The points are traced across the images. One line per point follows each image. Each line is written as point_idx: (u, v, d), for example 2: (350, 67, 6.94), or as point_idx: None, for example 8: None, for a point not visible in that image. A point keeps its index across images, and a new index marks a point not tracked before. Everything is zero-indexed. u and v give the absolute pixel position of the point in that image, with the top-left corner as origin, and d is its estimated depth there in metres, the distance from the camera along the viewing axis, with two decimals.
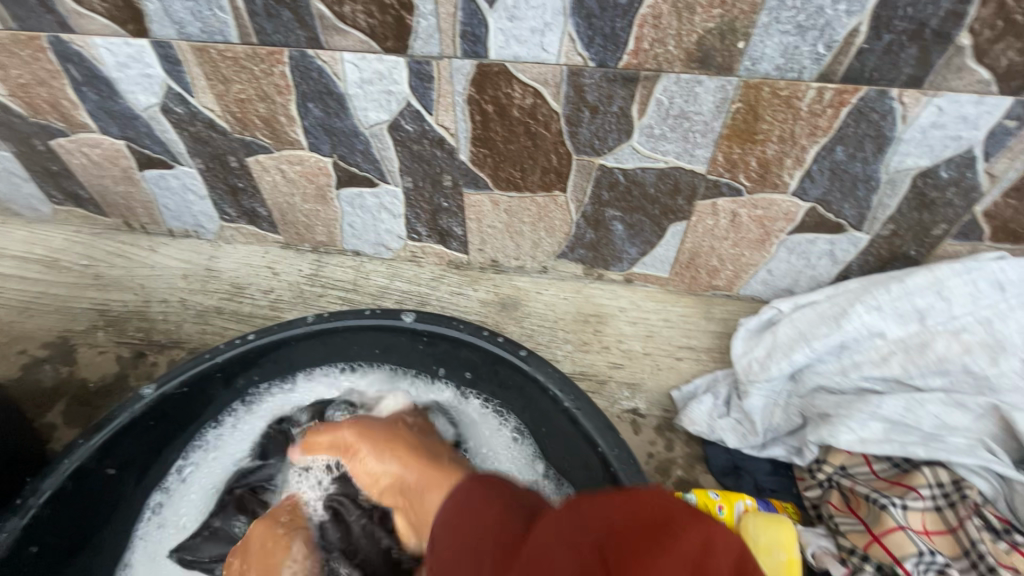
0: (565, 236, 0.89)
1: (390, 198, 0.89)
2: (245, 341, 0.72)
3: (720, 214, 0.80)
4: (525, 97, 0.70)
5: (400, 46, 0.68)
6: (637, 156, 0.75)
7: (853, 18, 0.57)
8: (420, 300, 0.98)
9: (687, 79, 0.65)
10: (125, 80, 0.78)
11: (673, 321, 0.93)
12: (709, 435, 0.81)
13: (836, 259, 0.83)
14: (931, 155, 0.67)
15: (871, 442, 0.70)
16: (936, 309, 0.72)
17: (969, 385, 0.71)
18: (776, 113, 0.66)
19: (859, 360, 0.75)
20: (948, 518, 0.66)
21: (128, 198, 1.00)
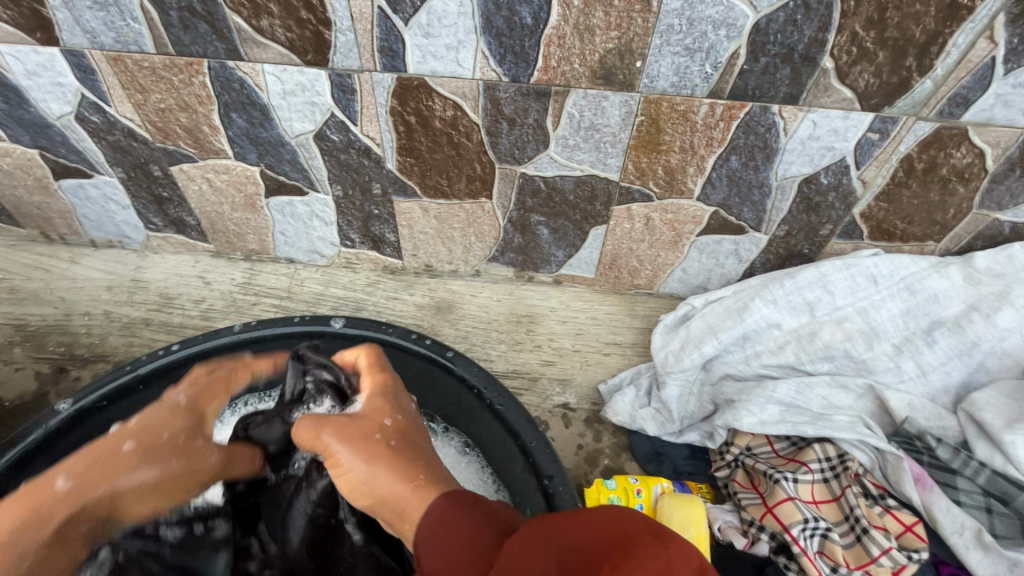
0: (494, 240, 0.93)
1: (321, 206, 0.90)
2: (170, 352, 0.73)
3: (635, 218, 0.86)
4: (446, 109, 0.74)
5: (320, 59, 0.69)
6: (555, 165, 0.79)
7: (734, 42, 0.63)
8: (356, 306, 0.98)
9: (593, 94, 0.70)
10: (35, 88, 0.77)
11: (600, 319, 0.99)
12: (631, 425, 0.86)
13: (741, 257, 0.91)
14: (812, 164, 0.75)
15: (769, 423, 0.77)
16: (823, 301, 0.81)
17: (851, 368, 0.79)
18: (676, 125, 0.72)
19: (759, 349, 0.83)
20: (833, 488, 0.73)
21: (45, 208, 0.97)
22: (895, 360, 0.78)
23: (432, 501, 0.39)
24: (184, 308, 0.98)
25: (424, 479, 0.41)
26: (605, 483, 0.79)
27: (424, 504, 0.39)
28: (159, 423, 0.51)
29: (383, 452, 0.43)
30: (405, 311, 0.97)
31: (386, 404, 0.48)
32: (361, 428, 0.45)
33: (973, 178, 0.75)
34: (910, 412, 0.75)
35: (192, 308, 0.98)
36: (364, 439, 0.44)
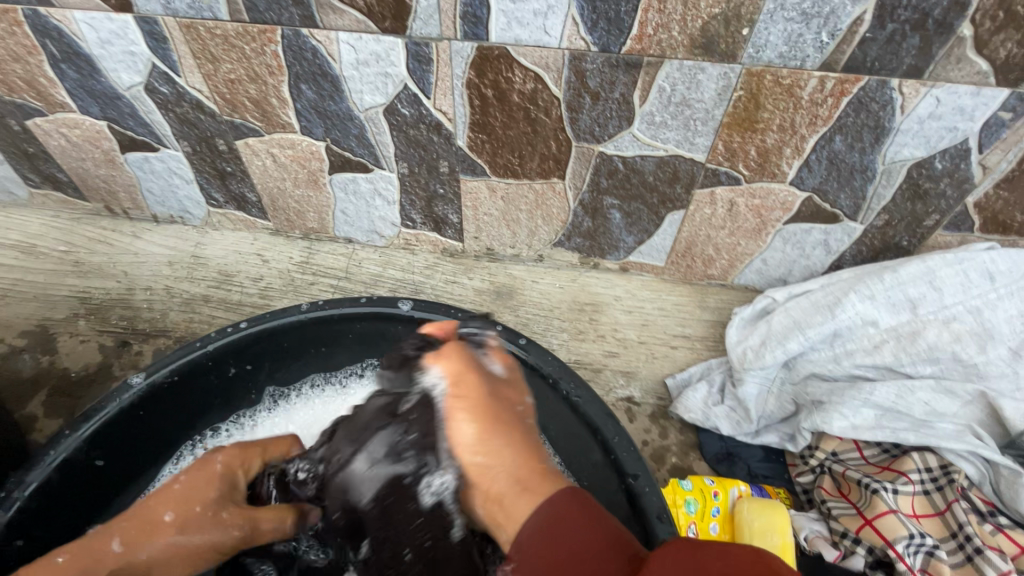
0: (562, 224, 0.89)
1: (384, 184, 0.87)
2: (237, 329, 0.70)
3: (718, 203, 0.80)
4: (526, 82, 0.69)
5: (398, 27, 0.66)
6: (637, 144, 0.74)
7: (858, 7, 0.57)
8: (414, 288, 0.96)
9: (690, 66, 0.64)
10: (107, 58, 0.75)
11: (668, 310, 0.94)
12: (704, 423, 0.81)
13: (830, 249, 0.84)
14: (928, 146, 0.68)
15: (864, 428, 0.71)
16: (928, 299, 0.74)
17: (958, 373, 0.72)
18: (778, 102, 0.66)
19: (851, 348, 0.76)
20: (936, 501, 0.68)
21: (110, 181, 0.97)
22: (1011, 366, 0.71)
23: (539, 498, 0.39)
24: (242, 286, 0.97)
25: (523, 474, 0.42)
26: (679, 483, 0.75)
27: (531, 505, 0.39)
28: (202, 488, 0.51)
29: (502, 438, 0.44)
30: (465, 296, 0.94)
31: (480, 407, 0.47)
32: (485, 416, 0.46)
33: None
34: None
35: (250, 286, 0.97)
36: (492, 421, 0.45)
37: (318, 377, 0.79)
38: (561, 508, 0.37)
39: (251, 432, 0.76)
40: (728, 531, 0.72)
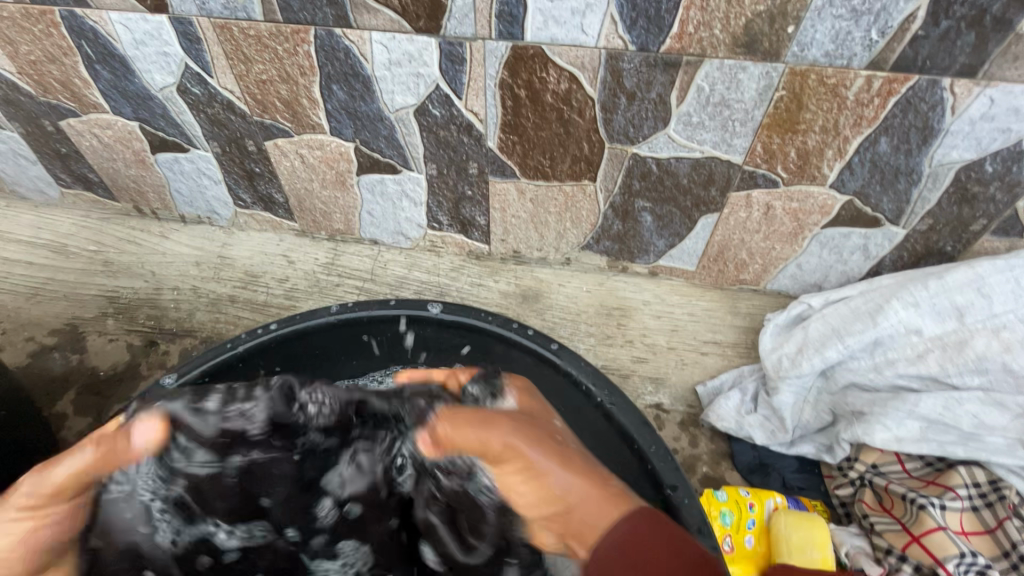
0: (591, 226, 0.87)
1: (412, 185, 0.87)
2: (267, 331, 0.70)
3: (754, 206, 0.78)
4: (560, 82, 0.68)
5: (432, 26, 0.65)
6: (672, 145, 0.72)
7: (911, 3, 0.55)
8: (439, 291, 0.95)
9: (731, 65, 0.62)
10: (141, 58, 0.76)
11: (698, 315, 0.91)
12: (737, 432, 0.79)
13: (869, 254, 0.81)
14: (978, 149, 0.66)
15: (907, 440, 0.69)
16: (975, 307, 0.71)
17: (1007, 384, 0.69)
18: (821, 102, 0.64)
19: (894, 357, 0.73)
20: (986, 519, 0.65)
21: (139, 182, 0.97)
22: None
23: (616, 515, 0.40)
24: (268, 286, 0.97)
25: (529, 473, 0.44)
26: (712, 493, 0.73)
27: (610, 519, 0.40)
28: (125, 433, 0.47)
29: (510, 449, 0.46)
30: (490, 299, 0.93)
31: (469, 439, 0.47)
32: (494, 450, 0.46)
33: None
34: None
35: (276, 287, 0.97)
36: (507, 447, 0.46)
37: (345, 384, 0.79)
38: (635, 524, 0.39)
39: None
40: (766, 545, 0.69)
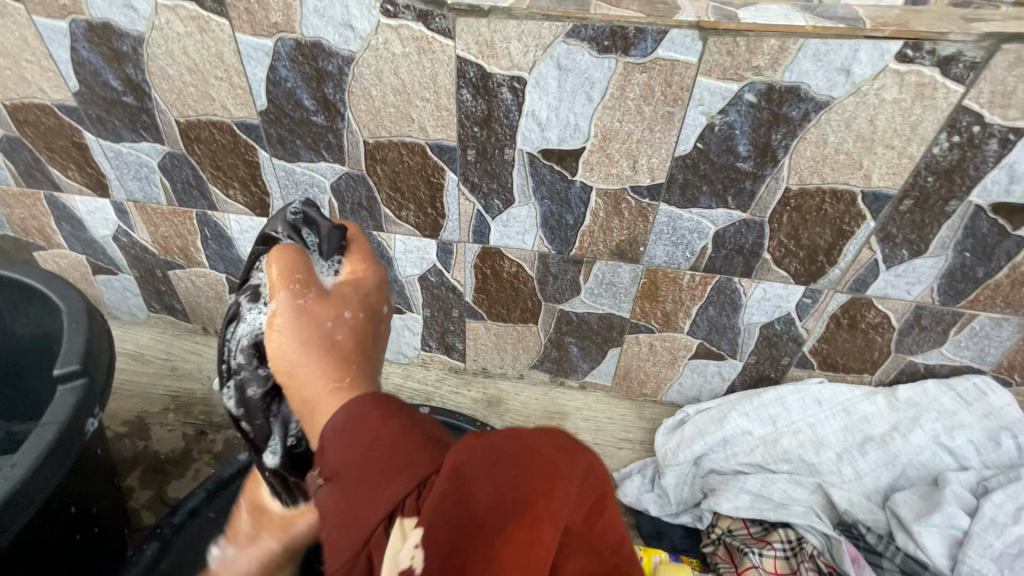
0: (537, 352, 1.24)
1: (413, 321, 1.25)
2: None
3: (642, 343, 1.17)
4: (511, 266, 1.09)
5: (433, 233, 1.07)
6: (584, 305, 1.13)
7: (703, 240, 0.98)
8: (427, 396, 1.30)
9: (611, 264, 1.05)
10: (242, 239, 1.17)
11: (615, 418, 1.26)
12: (637, 505, 1.10)
13: (724, 377, 1.19)
14: (767, 315, 1.07)
15: (743, 508, 1.01)
16: (782, 416, 1.09)
17: (804, 469, 1.04)
18: (668, 285, 1.06)
19: (736, 450, 1.08)
20: (792, 564, 0.95)
21: (213, 311, 1.34)
22: (838, 465, 1.03)
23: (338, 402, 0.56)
24: None
25: (349, 384, 0.58)
26: None
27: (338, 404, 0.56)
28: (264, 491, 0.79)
29: (337, 364, 0.60)
30: (464, 403, 1.28)
31: (336, 313, 0.64)
32: (318, 320, 0.63)
33: (887, 331, 1.04)
34: (850, 506, 0.99)
35: None
36: (343, 355, 0.62)
37: None
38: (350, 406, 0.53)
39: None
40: None
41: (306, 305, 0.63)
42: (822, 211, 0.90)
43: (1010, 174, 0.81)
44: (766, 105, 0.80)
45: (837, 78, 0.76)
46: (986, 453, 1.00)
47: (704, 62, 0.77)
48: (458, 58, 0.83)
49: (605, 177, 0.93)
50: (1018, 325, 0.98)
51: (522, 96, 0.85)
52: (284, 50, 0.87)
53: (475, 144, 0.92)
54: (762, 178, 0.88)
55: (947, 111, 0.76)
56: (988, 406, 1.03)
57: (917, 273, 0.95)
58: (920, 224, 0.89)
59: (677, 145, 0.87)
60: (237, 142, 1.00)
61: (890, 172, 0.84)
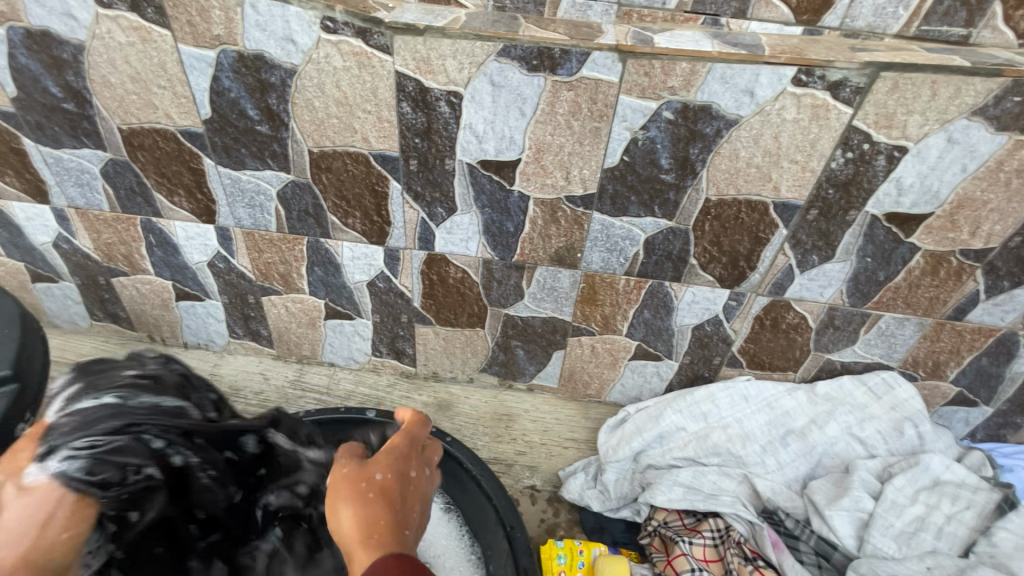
0: (485, 356, 1.28)
1: (363, 327, 1.27)
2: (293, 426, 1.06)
3: (584, 345, 1.22)
4: (457, 273, 1.13)
5: (380, 240, 1.10)
6: (528, 309, 1.17)
7: (634, 247, 1.04)
8: (378, 401, 1.32)
9: (552, 270, 1.10)
10: (188, 246, 1.17)
11: (562, 419, 1.31)
12: (580, 501, 1.15)
13: (662, 377, 1.25)
14: (698, 317, 1.13)
15: (675, 500, 1.06)
16: (713, 412, 1.16)
17: (733, 462, 1.12)
18: (605, 290, 1.12)
19: (672, 445, 1.15)
20: (719, 551, 1.01)
21: (159, 319, 1.33)
22: (762, 456, 1.11)
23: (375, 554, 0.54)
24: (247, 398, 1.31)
25: (382, 535, 0.56)
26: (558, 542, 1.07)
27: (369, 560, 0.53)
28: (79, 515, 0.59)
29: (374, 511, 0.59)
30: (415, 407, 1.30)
31: (385, 470, 0.64)
32: (367, 486, 0.60)
33: (806, 331, 1.12)
34: (773, 494, 1.06)
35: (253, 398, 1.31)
36: (381, 510, 0.58)
37: None
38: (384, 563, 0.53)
39: None
40: None
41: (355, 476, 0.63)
42: (739, 220, 0.98)
43: (898, 186, 0.90)
44: (682, 123, 0.87)
45: (743, 98, 0.84)
46: (891, 442, 1.10)
47: (625, 82, 0.84)
48: (397, 73, 0.87)
49: (541, 187, 0.98)
50: (917, 324, 1.08)
51: (460, 109, 0.90)
52: (227, 61, 0.89)
53: (417, 154, 0.96)
54: (684, 189, 0.95)
55: (840, 130, 0.85)
56: (894, 399, 1.13)
57: (827, 276, 1.03)
58: (826, 233, 0.97)
59: (605, 158, 0.93)
60: (182, 150, 1.01)
61: (797, 184, 0.92)
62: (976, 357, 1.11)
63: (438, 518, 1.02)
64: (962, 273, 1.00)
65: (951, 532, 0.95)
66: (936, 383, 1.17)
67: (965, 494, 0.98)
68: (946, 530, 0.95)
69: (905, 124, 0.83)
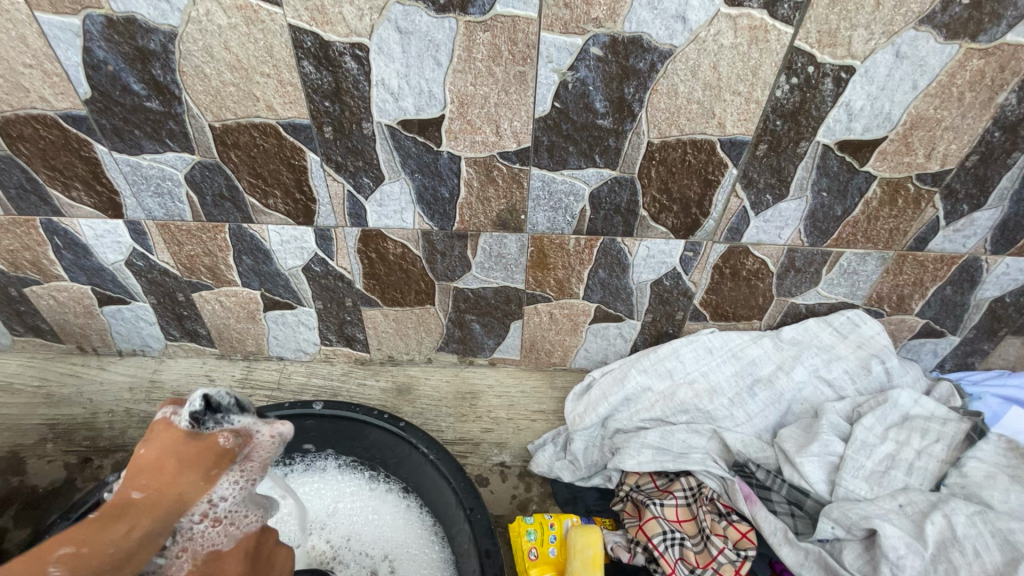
0: (440, 334, 1.22)
1: (306, 316, 1.19)
2: None
3: (541, 314, 1.17)
4: (397, 248, 1.06)
5: (308, 221, 1.02)
6: (477, 280, 1.10)
7: (580, 203, 0.98)
8: (333, 392, 1.25)
9: (497, 235, 1.03)
10: (99, 245, 1.07)
11: (528, 391, 1.26)
12: (550, 473, 1.10)
13: (626, 338, 1.20)
14: (656, 272, 1.08)
15: (645, 462, 1.03)
16: (678, 368, 1.13)
17: (702, 417, 1.09)
18: (556, 252, 1.05)
19: (639, 406, 1.12)
20: (692, 510, 0.98)
21: (86, 327, 1.23)
22: (730, 409, 1.08)
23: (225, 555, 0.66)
24: None
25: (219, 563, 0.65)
26: (527, 518, 1.02)
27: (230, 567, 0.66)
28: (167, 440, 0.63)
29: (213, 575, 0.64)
30: (373, 394, 1.24)
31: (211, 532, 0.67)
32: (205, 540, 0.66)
33: (767, 276, 1.08)
34: (743, 446, 1.02)
35: None
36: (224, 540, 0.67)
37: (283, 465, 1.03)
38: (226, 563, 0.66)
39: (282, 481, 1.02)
40: (565, 552, 0.97)
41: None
42: (686, 162, 0.91)
43: (849, 111, 0.84)
44: (612, 58, 0.79)
45: (675, 26, 0.76)
46: (859, 381, 1.08)
47: (544, 17, 0.76)
48: (290, 26, 0.77)
49: (470, 145, 0.90)
50: (879, 258, 1.04)
51: (368, 64, 0.81)
52: (95, 29, 0.78)
53: (330, 120, 0.87)
54: (624, 134, 0.88)
55: (782, 53, 0.78)
56: (860, 337, 1.10)
57: (783, 216, 0.98)
58: (777, 169, 0.92)
59: (536, 106, 0.85)
60: (68, 137, 0.91)
61: (743, 118, 0.85)
62: (940, 287, 1.08)
63: (397, 507, 0.99)
64: (920, 199, 0.95)
65: (922, 466, 0.93)
66: (902, 318, 1.14)
67: (935, 427, 0.94)
68: (917, 465, 0.93)
69: (851, 40, 0.77)
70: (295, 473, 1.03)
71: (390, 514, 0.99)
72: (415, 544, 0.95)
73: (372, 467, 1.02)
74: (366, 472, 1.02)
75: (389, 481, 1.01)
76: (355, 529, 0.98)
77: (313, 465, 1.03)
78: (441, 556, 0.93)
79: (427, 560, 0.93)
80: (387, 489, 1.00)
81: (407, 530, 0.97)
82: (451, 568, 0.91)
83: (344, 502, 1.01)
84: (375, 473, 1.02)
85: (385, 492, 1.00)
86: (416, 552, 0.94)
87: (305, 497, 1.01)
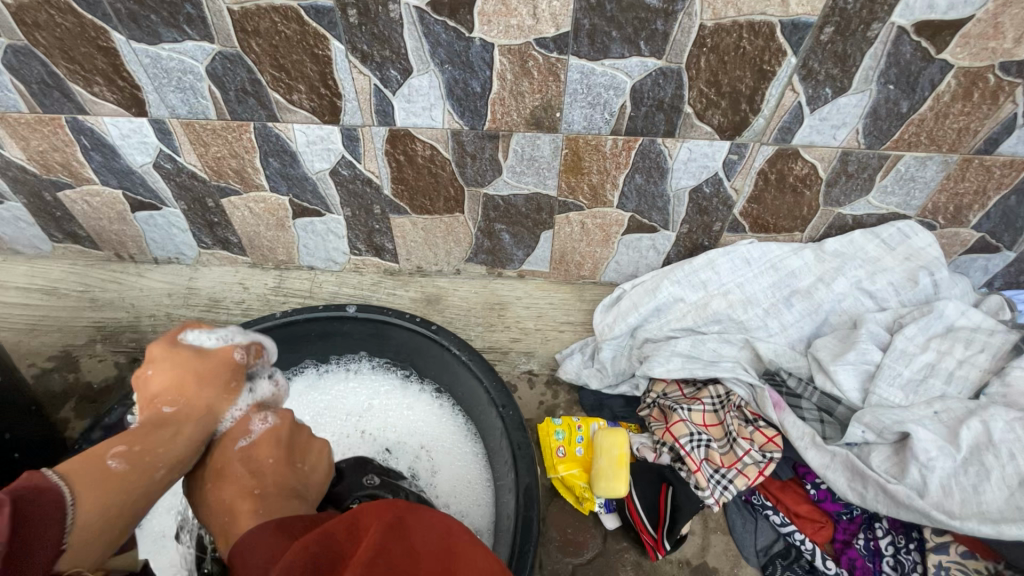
0: (469, 244, 1.21)
1: (335, 223, 1.18)
2: (279, 317, 1.00)
3: (573, 223, 1.14)
4: (425, 150, 1.02)
5: (334, 119, 0.98)
6: (508, 186, 1.07)
7: (620, 99, 0.91)
8: (364, 301, 1.27)
9: (530, 135, 0.98)
10: (126, 146, 1.05)
11: (556, 303, 1.25)
12: (577, 380, 1.12)
13: (659, 250, 1.17)
14: (695, 177, 1.02)
15: (674, 370, 1.03)
16: (712, 279, 1.11)
17: (734, 327, 1.08)
18: (592, 155, 1.00)
19: (670, 316, 1.11)
20: (720, 415, 0.99)
21: (122, 234, 1.25)
22: (764, 320, 1.07)
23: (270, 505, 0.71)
24: (228, 308, 1.26)
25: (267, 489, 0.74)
26: (554, 420, 1.05)
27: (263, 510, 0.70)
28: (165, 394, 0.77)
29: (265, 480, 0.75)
30: (403, 303, 1.25)
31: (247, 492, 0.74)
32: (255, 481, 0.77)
33: (815, 183, 1.01)
34: (776, 356, 1.02)
35: (235, 308, 1.26)
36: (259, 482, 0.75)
37: (319, 365, 1.07)
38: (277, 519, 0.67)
39: (321, 380, 1.08)
40: (591, 452, 1.00)
41: (233, 471, 0.76)
42: (741, 49, 0.83)
43: None
44: None
45: None
46: (903, 293, 1.05)
47: None
48: None
49: (505, 30, 0.83)
50: (942, 162, 0.96)
51: None
52: None
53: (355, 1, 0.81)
54: (674, 15, 0.80)
55: None
56: (909, 249, 1.05)
57: (842, 113, 0.90)
58: (842, 56, 0.83)
59: None
60: (84, 25, 0.86)
61: None
62: (1004, 197, 1.01)
63: (431, 406, 1.03)
64: (1000, 92, 0.86)
65: (961, 376, 0.92)
66: (956, 231, 1.08)
67: (980, 338, 0.93)
68: (957, 374, 0.92)
69: None
70: (333, 373, 1.08)
71: (423, 411, 1.04)
72: (449, 438, 1.00)
73: (406, 369, 1.06)
74: (401, 373, 1.06)
75: (422, 382, 1.05)
76: (390, 423, 1.04)
77: (349, 366, 1.08)
78: (475, 449, 0.98)
79: (461, 453, 0.98)
80: (421, 389, 1.05)
81: (441, 425, 1.02)
82: (484, 462, 0.96)
83: (379, 399, 1.06)
84: (409, 374, 1.06)
85: (419, 392, 1.05)
86: (451, 445, 1.00)
87: (343, 394, 1.07)
